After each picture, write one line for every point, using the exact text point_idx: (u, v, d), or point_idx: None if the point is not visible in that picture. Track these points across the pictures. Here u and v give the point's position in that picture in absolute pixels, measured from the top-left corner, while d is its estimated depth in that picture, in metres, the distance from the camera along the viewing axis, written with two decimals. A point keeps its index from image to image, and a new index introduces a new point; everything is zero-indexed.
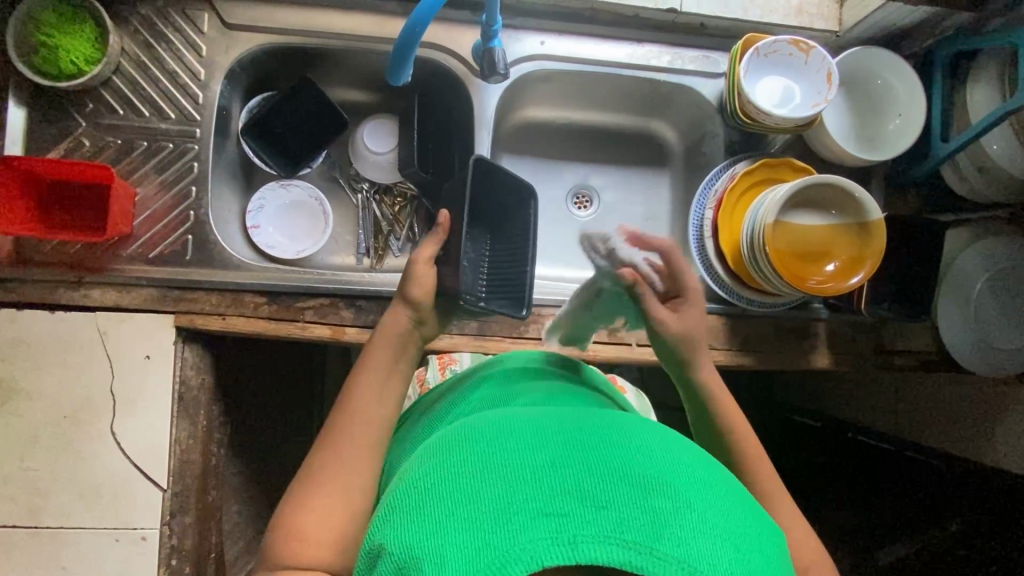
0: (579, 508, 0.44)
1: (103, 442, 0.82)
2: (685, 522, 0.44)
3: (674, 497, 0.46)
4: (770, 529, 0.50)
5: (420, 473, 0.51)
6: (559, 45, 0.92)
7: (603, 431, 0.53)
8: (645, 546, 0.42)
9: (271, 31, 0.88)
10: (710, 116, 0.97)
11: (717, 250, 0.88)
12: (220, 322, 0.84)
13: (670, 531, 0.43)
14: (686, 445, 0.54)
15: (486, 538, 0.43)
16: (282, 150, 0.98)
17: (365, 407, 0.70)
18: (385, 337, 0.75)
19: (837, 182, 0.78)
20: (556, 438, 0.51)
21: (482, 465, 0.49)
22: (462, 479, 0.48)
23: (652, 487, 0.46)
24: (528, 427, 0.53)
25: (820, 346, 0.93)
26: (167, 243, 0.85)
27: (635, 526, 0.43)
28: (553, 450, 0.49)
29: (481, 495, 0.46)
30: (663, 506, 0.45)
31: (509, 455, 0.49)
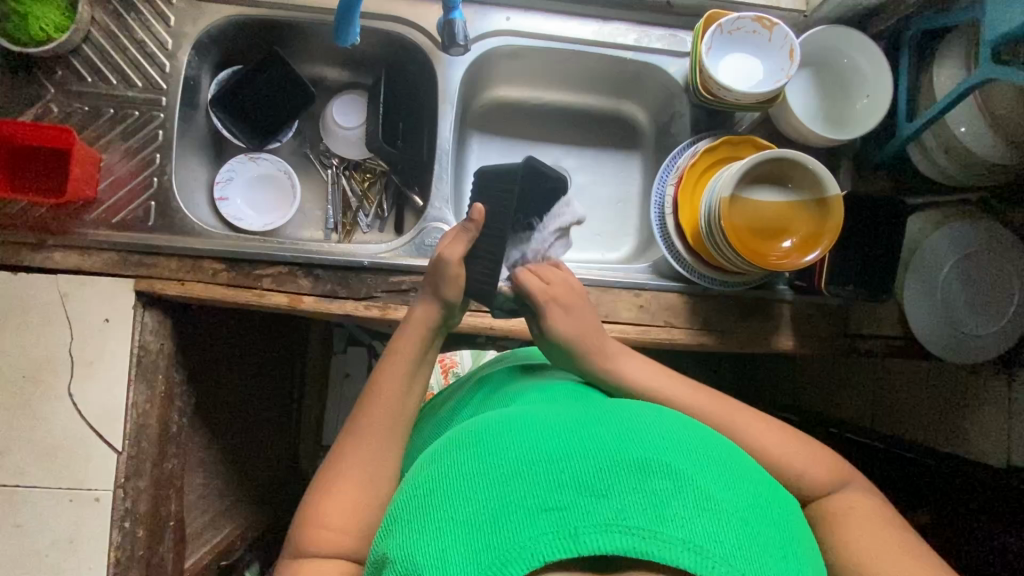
0: (579, 500, 0.43)
1: (61, 402, 0.82)
2: (686, 501, 0.43)
3: (672, 477, 0.45)
4: (779, 505, 0.49)
5: (422, 482, 0.51)
6: (524, 21, 0.92)
7: (601, 422, 0.53)
8: (648, 530, 0.41)
9: (238, 3, 0.89)
10: (678, 96, 0.97)
11: (677, 226, 0.88)
12: (179, 287, 0.85)
13: (674, 512, 0.42)
14: (687, 430, 0.53)
15: (488, 541, 0.43)
16: (252, 124, 0.99)
17: (388, 402, 0.69)
18: (412, 334, 0.73)
19: (795, 157, 0.78)
20: (554, 435, 0.51)
21: (481, 470, 0.49)
22: (463, 485, 0.48)
23: (650, 470, 0.46)
24: (526, 427, 0.53)
25: (784, 327, 0.92)
26: (130, 208, 0.86)
27: (636, 512, 0.42)
28: (550, 447, 0.49)
29: (482, 500, 0.46)
30: (663, 488, 0.44)
31: (507, 457, 0.49)
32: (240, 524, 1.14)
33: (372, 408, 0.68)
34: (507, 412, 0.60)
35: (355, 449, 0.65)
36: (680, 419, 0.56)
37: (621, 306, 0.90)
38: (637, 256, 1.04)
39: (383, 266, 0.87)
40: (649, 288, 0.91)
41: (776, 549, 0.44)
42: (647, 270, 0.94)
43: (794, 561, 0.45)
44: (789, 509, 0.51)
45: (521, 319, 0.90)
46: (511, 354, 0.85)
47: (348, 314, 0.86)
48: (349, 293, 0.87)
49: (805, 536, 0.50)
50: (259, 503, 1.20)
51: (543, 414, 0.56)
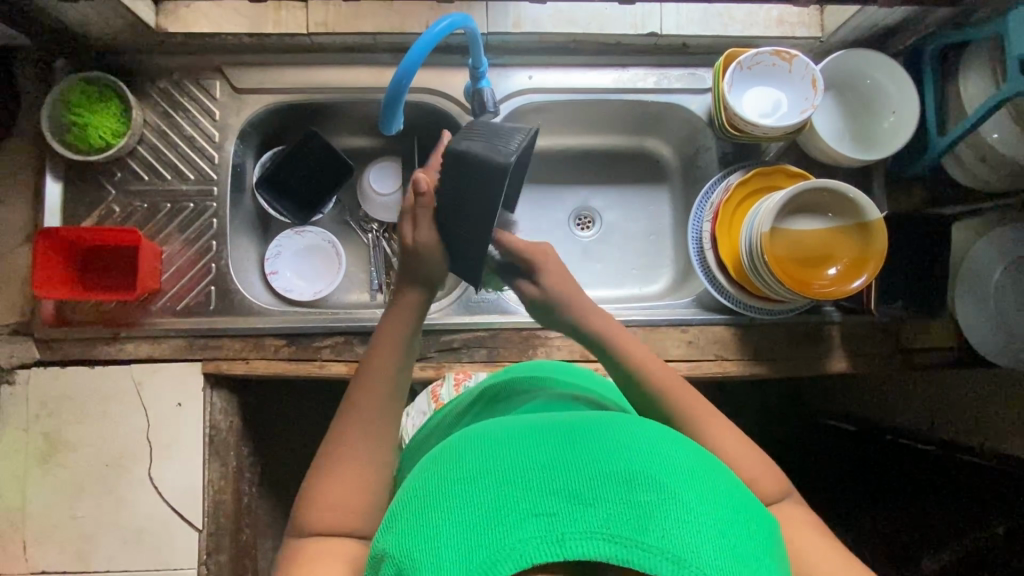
0: (567, 507, 0.44)
1: (142, 486, 0.86)
2: (670, 513, 0.44)
3: (657, 488, 0.46)
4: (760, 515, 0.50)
5: (416, 486, 0.51)
6: (546, 78, 0.96)
7: (589, 426, 0.53)
8: (628, 539, 0.42)
9: (276, 92, 0.95)
10: (702, 130, 0.99)
11: (719, 261, 0.89)
12: (244, 366, 0.88)
13: (656, 522, 0.43)
14: (673, 435, 0.54)
15: (479, 539, 0.44)
16: (295, 199, 1.03)
17: (378, 382, 0.66)
18: (395, 326, 0.68)
19: (832, 186, 0.78)
20: (546, 440, 0.51)
21: (473, 473, 0.49)
22: (454, 489, 0.48)
23: (637, 481, 0.46)
24: (517, 433, 0.53)
25: (835, 349, 0.92)
26: (192, 295, 0.91)
27: (620, 521, 0.43)
28: (541, 452, 0.49)
29: (473, 501, 0.46)
30: (648, 498, 0.45)
31: (499, 461, 0.49)
32: None
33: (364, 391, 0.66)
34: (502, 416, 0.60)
35: None
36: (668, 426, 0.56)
37: (669, 343, 0.91)
38: (676, 288, 1.05)
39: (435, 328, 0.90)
40: (695, 323, 0.92)
41: (752, 557, 0.45)
42: (691, 303, 0.95)
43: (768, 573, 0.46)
44: (767, 522, 0.51)
45: (572, 366, 0.92)
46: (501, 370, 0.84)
47: None
48: None
49: (780, 548, 0.51)
50: None
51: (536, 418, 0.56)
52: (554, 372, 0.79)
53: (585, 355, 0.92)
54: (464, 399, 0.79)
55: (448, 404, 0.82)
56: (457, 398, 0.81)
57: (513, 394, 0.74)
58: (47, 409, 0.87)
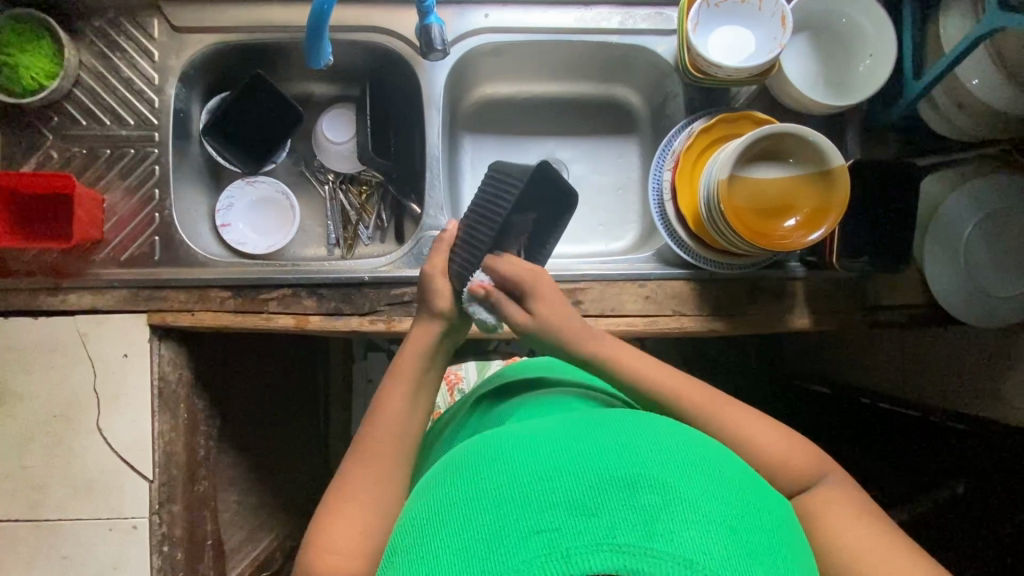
0: (570, 519, 0.46)
1: (92, 438, 0.86)
2: (675, 513, 0.46)
3: (659, 490, 0.48)
4: (768, 506, 0.53)
5: (423, 512, 0.54)
6: (503, 16, 0.90)
7: (585, 437, 0.56)
8: (635, 547, 0.44)
9: (218, 30, 0.90)
10: (669, 75, 0.94)
11: (677, 213, 0.85)
12: (189, 317, 0.86)
13: (661, 525, 0.45)
14: (672, 436, 0.57)
15: (486, 565, 0.45)
16: (245, 148, 0.99)
17: (394, 423, 0.68)
18: (411, 351, 0.72)
19: (794, 131, 0.74)
20: (543, 455, 0.54)
21: (474, 496, 0.52)
22: (458, 512, 0.51)
23: (638, 486, 0.49)
24: (516, 449, 0.56)
25: (799, 306, 0.89)
26: (136, 245, 0.89)
27: (624, 528, 0.45)
28: (539, 467, 0.52)
29: (477, 525, 0.49)
30: (651, 502, 0.47)
31: (498, 481, 0.52)
32: (278, 535, 1.18)
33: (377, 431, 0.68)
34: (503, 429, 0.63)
35: (362, 467, 0.66)
36: (669, 427, 0.59)
37: (626, 298, 0.89)
38: (641, 243, 1.02)
39: (384, 280, 0.87)
40: (654, 277, 0.89)
41: (762, 551, 0.47)
42: (651, 258, 0.92)
43: (782, 564, 0.48)
44: (780, 514, 0.54)
45: None
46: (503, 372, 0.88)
47: (354, 329, 0.87)
48: (354, 309, 0.87)
49: (794, 538, 0.53)
50: (295, 515, 1.23)
51: (535, 434, 0.59)
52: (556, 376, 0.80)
53: None
54: (466, 407, 0.81)
55: (454, 411, 0.84)
56: (460, 408, 0.82)
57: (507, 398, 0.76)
58: None
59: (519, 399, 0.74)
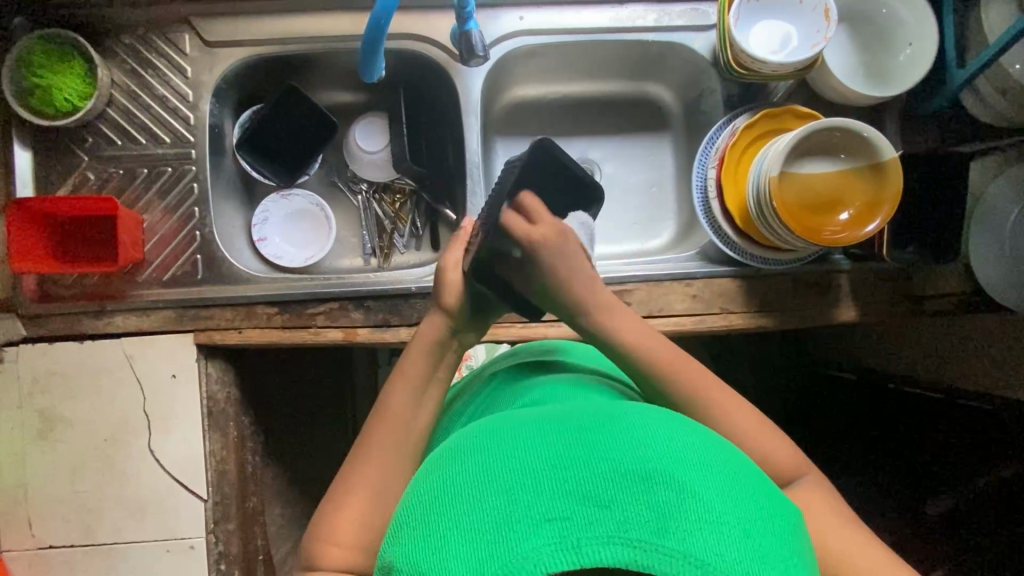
0: (582, 510, 0.46)
1: (143, 460, 0.86)
2: (690, 512, 0.46)
3: (676, 487, 0.47)
4: (781, 507, 0.52)
5: (426, 486, 0.53)
6: (538, 18, 0.89)
7: (602, 423, 0.54)
8: (646, 542, 0.44)
9: (250, 44, 0.88)
10: (705, 71, 0.93)
11: (724, 210, 0.85)
12: (237, 335, 0.86)
13: (676, 523, 0.45)
14: (689, 430, 0.55)
15: (492, 548, 0.45)
16: (279, 161, 0.98)
17: (397, 415, 0.68)
18: (419, 347, 0.72)
19: (845, 125, 0.74)
20: (555, 439, 0.52)
21: (481, 477, 0.50)
22: (465, 493, 0.49)
23: (653, 481, 0.47)
24: (526, 432, 0.54)
25: (844, 298, 0.89)
26: (177, 264, 0.88)
27: (637, 522, 0.45)
28: (551, 453, 0.50)
29: (485, 507, 0.47)
30: (667, 497, 0.46)
31: (507, 464, 0.50)
32: None
33: (380, 424, 0.68)
34: (513, 411, 0.61)
35: None
36: (684, 418, 0.58)
37: (673, 298, 0.89)
38: (679, 241, 1.02)
39: (431, 290, 0.86)
40: (700, 275, 0.89)
41: (777, 551, 0.47)
42: (694, 257, 0.92)
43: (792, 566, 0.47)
44: (791, 514, 0.53)
45: (574, 325, 0.89)
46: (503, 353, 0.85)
47: (403, 340, 0.86)
48: (401, 320, 0.86)
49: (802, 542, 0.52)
50: None
51: (547, 415, 0.57)
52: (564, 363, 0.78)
53: None
54: (469, 390, 0.79)
55: (457, 393, 0.82)
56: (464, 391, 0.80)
57: (514, 383, 0.74)
58: (41, 386, 0.85)
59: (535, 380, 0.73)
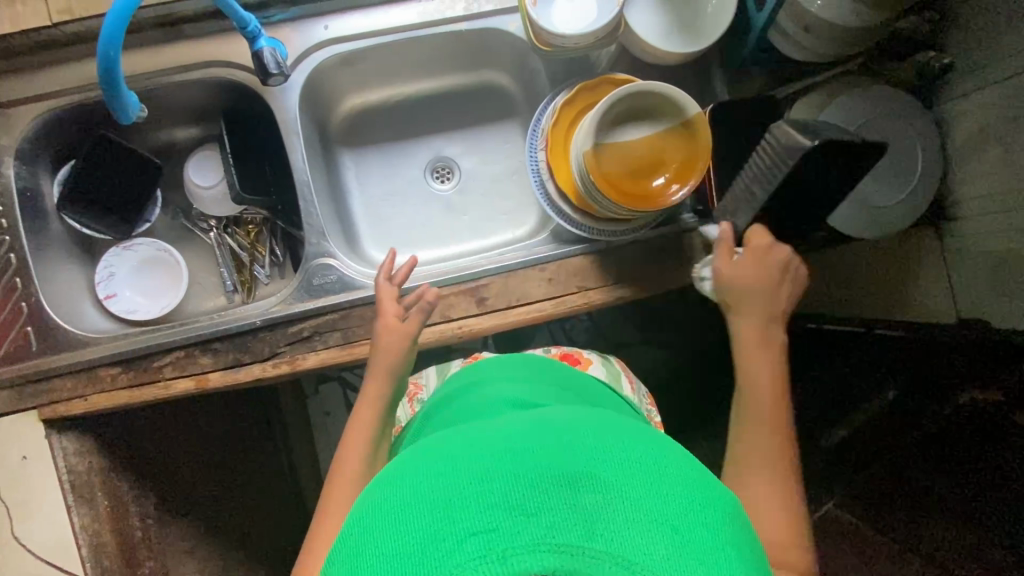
0: (507, 520, 0.41)
1: (9, 549, 0.82)
2: (618, 512, 0.42)
3: (602, 487, 0.44)
4: (723, 495, 0.49)
5: (352, 519, 0.48)
6: (344, 25, 0.86)
7: (533, 432, 0.51)
8: (574, 546, 0.40)
9: (43, 98, 0.84)
10: (529, 51, 0.92)
11: (559, 190, 0.84)
12: (83, 404, 0.82)
13: (603, 525, 0.41)
14: (625, 429, 0.52)
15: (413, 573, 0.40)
16: (110, 213, 0.94)
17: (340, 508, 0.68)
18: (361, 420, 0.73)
19: (645, 88, 0.73)
20: (481, 452, 0.48)
21: (406, 502, 0.45)
22: (388, 518, 0.44)
23: (580, 483, 0.44)
24: (455, 451, 0.50)
25: (699, 255, 0.89)
26: (8, 341, 0.83)
27: (564, 526, 0.41)
28: (479, 466, 0.46)
29: (408, 529, 0.43)
30: (593, 499, 0.42)
31: (433, 482, 0.46)
32: None
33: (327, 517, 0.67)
34: (447, 432, 0.57)
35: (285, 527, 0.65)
36: (623, 420, 0.55)
37: (529, 285, 0.88)
38: (542, 225, 1.02)
39: (278, 320, 0.84)
40: (552, 258, 0.88)
41: (714, 542, 0.43)
42: (547, 240, 0.91)
43: (735, 562, 0.43)
44: (733, 504, 0.49)
45: (433, 329, 0.87)
46: (450, 377, 0.85)
47: (257, 377, 0.83)
48: (254, 357, 0.84)
49: (749, 535, 0.48)
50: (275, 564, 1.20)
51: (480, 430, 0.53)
52: (501, 376, 0.76)
53: (446, 315, 0.87)
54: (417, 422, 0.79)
55: (408, 426, 0.80)
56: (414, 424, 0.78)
57: (460, 408, 0.71)
58: None
59: (469, 402, 0.71)
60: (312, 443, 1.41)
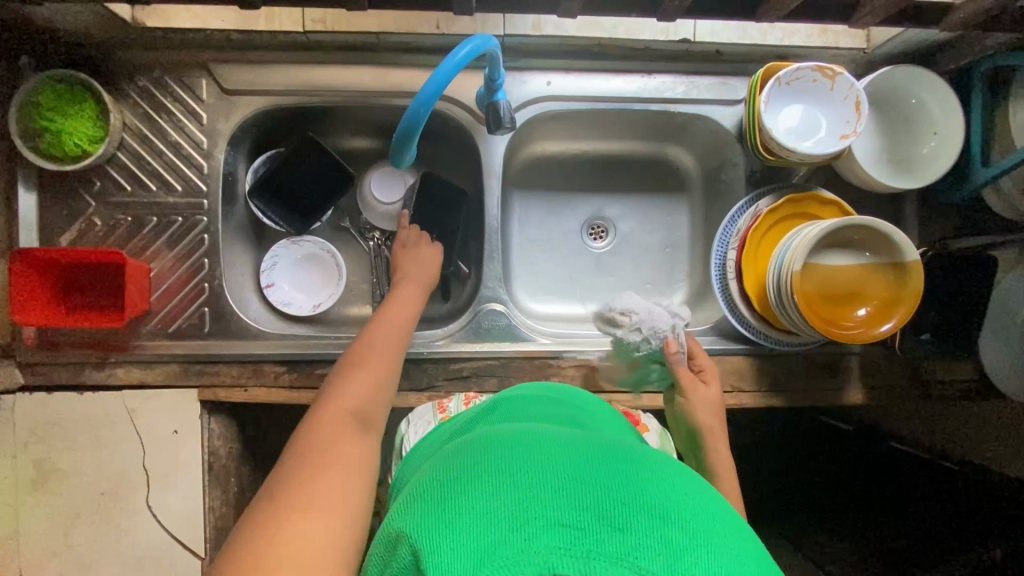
0: (594, 526, 0.43)
1: (142, 516, 0.84)
2: (700, 558, 0.42)
3: (689, 531, 0.44)
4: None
5: (435, 477, 0.50)
6: (566, 84, 0.88)
7: (623, 457, 0.51)
8: (654, 573, 0.41)
9: (269, 93, 0.86)
10: (730, 144, 0.92)
11: (742, 293, 0.85)
12: (243, 393, 0.84)
13: (683, 564, 0.42)
14: (704, 486, 0.51)
15: (502, 536, 0.42)
16: (290, 208, 0.96)
17: (344, 398, 0.67)
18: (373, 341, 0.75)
19: (871, 224, 0.74)
20: (578, 456, 0.50)
21: (506, 470, 0.48)
22: (483, 482, 0.47)
23: (670, 518, 0.44)
24: (551, 440, 0.52)
25: (854, 381, 0.90)
26: (184, 316, 0.86)
27: (646, 552, 0.42)
28: (572, 469, 0.48)
29: (502, 496, 0.45)
30: (678, 539, 0.43)
31: (529, 463, 0.48)
32: None
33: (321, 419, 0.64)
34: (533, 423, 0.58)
35: None
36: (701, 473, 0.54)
37: None
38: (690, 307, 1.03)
39: (443, 354, 0.85)
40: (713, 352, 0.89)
41: None
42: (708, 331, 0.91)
43: None
44: None
45: None
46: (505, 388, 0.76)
47: (412, 405, 0.85)
48: (411, 385, 0.85)
49: None
50: None
51: (569, 433, 0.55)
52: (580, 395, 0.72)
53: (598, 386, 0.87)
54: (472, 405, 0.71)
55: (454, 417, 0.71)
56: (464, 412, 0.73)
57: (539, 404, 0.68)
58: (37, 436, 0.82)
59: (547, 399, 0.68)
60: None
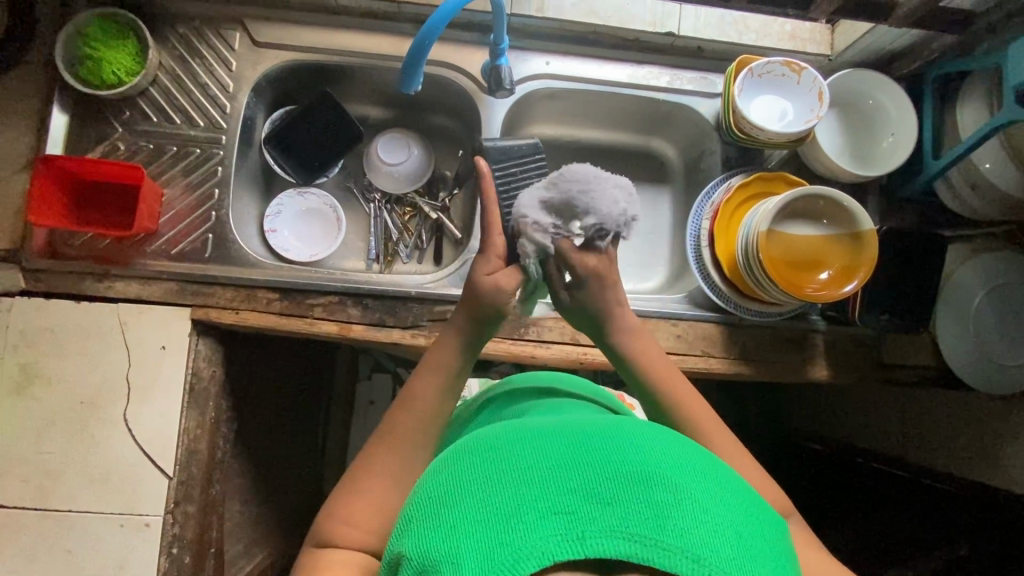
0: (581, 505, 0.40)
1: (116, 428, 0.85)
2: (688, 509, 0.40)
3: (671, 486, 0.41)
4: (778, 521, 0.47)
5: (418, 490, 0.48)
6: (563, 66, 0.98)
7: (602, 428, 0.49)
8: (648, 537, 0.38)
9: (294, 49, 0.95)
10: (709, 133, 1.01)
11: (714, 259, 0.91)
12: (233, 316, 0.88)
13: (674, 522, 0.39)
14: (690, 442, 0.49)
15: (497, 541, 0.39)
16: (300, 160, 1.03)
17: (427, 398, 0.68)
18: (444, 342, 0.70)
19: (826, 194, 0.81)
20: (555, 437, 0.47)
21: (480, 472, 0.45)
22: (466, 489, 0.44)
23: (653, 480, 0.42)
24: (529, 431, 0.49)
25: (819, 359, 0.94)
26: (188, 240, 0.91)
27: (639, 517, 0.39)
28: (552, 452, 0.45)
29: (484, 498, 0.42)
30: (666, 496, 0.41)
31: (508, 457, 0.45)
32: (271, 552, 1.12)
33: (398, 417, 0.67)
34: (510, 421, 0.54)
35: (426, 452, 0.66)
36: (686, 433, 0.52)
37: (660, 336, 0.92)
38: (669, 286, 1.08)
39: (430, 295, 0.90)
40: (686, 317, 0.93)
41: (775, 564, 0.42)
42: (682, 300, 0.96)
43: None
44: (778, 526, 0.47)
45: (561, 348, 0.90)
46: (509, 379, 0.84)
47: (396, 342, 0.89)
48: (396, 322, 0.89)
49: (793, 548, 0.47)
50: (293, 533, 1.19)
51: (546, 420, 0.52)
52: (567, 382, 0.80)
53: (574, 338, 0.91)
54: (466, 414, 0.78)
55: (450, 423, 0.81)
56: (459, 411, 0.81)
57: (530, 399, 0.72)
58: (26, 339, 0.85)
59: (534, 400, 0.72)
60: (352, 417, 1.32)
